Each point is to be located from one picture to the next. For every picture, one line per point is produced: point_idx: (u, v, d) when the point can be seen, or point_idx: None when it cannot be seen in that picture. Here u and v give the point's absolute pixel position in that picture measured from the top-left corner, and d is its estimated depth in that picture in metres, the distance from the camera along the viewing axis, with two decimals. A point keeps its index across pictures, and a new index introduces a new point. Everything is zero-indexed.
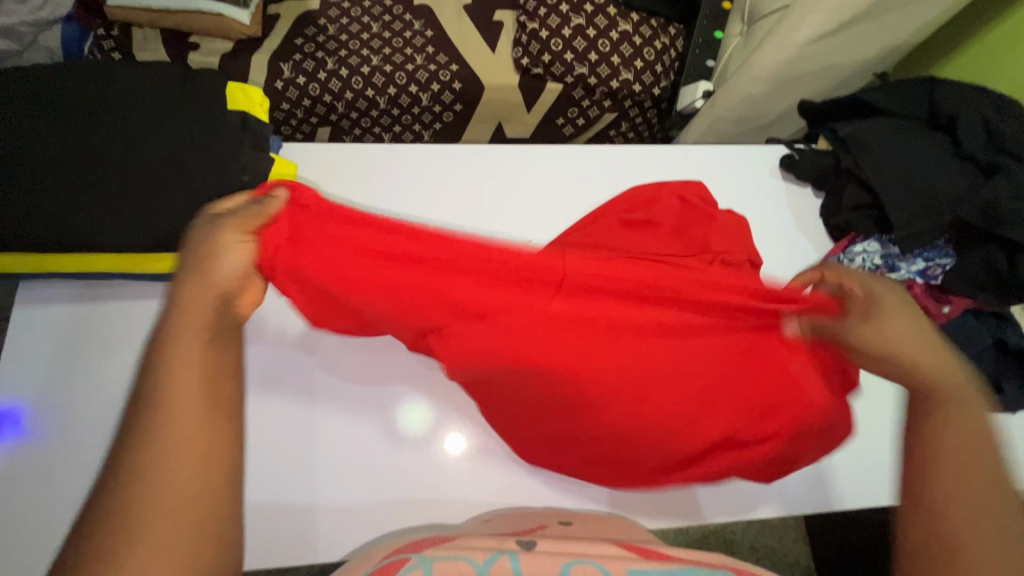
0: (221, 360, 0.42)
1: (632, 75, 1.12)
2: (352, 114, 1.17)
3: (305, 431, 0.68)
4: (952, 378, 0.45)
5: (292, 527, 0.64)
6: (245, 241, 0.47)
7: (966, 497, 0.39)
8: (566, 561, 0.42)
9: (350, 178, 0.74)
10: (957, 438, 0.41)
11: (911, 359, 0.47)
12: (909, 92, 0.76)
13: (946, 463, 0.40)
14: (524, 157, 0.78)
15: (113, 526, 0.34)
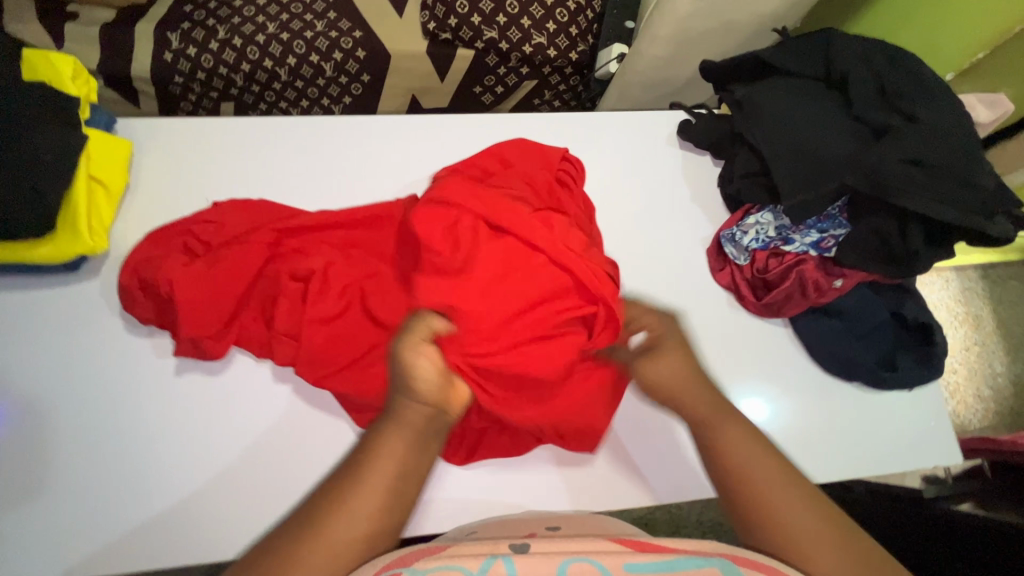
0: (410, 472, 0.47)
1: (545, 38, 1.05)
2: (254, 88, 1.10)
3: (133, 434, 0.58)
4: (683, 389, 0.55)
5: (126, 538, 0.56)
6: (430, 350, 0.51)
7: (792, 497, 0.48)
8: (563, 562, 0.41)
9: (201, 155, 0.68)
10: (744, 445, 0.51)
11: (670, 394, 0.55)
12: (807, 49, 0.70)
13: (747, 472, 0.50)
14: (401, 129, 0.73)
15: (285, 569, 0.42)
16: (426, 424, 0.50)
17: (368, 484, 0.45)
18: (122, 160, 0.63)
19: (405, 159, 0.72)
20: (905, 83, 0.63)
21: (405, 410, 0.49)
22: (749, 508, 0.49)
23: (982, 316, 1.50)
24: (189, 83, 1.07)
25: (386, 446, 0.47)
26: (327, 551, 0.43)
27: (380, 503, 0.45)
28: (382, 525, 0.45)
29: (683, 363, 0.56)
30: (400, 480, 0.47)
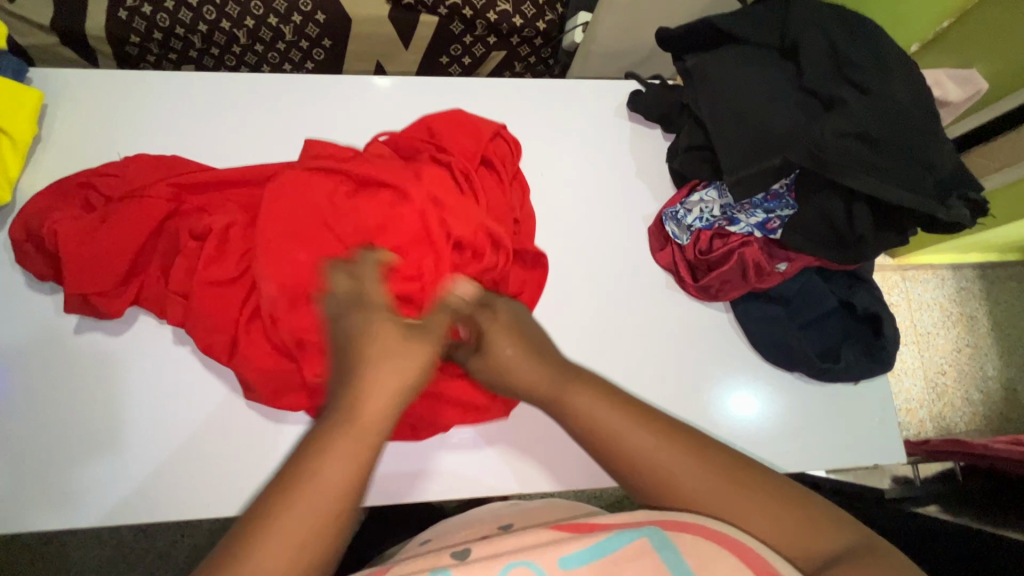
0: (370, 463, 0.39)
1: (510, 5, 1.01)
2: (213, 50, 1.06)
3: (40, 395, 0.58)
4: (541, 384, 0.48)
5: (30, 496, 0.56)
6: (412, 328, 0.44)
7: (686, 467, 0.43)
8: (504, 568, 0.40)
9: (122, 111, 0.65)
10: (615, 424, 0.45)
11: (525, 385, 0.49)
12: (765, 15, 0.65)
13: (629, 457, 0.44)
14: (334, 90, 0.70)
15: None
16: (420, 379, 0.43)
17: (333, 451, 0.38)
18: (32, 112, 0.60)
19: (337, 122, 0.69)
20: (859, 53, 0.59)
21: (378, 386, 0.41)
22: (647, 486, 0.44)
23: (978, 316, 1.40)
24: (146, 43, 1.03)
25: (367, 405, 0.40)
26: (297, 538, 0.35)
27: (353, 471, 0.38)
28: (352, 498, 0.38)
29: (511, 336, 0.51)
30: (376, 445, 0.40)
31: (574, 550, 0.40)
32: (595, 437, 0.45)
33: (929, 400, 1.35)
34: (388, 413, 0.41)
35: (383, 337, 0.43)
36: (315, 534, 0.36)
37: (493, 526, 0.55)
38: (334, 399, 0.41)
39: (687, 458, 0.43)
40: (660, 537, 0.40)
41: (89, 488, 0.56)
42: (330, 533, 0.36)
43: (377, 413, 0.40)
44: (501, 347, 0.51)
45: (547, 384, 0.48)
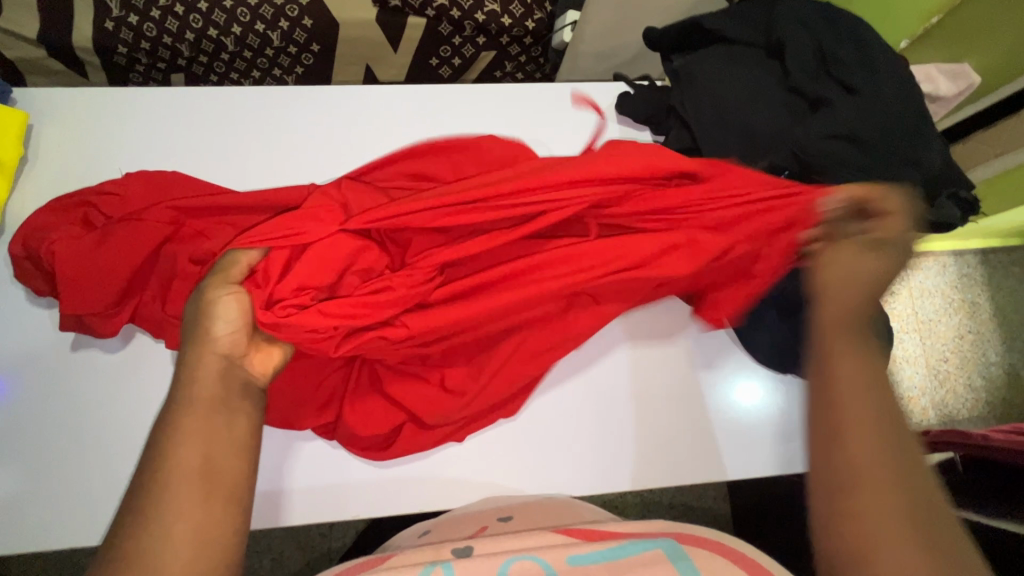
0: (230, 432, 0.41)
1: (498, 6, 1.00)
2: (201, 58, 1.05)
3: (43, 415, 0.58)
4: (857, 274, 0.46)
5: (39, 514, 0.57)
6: (233, 292, 0.47)
7: (873, 456, 0.37)
8: (507, 560, 0.43)
9: (110, 130, 0.65)
10: (847, 368, 0.41)
11: (860, 280, 0.45)
12: (749, 14, 0.65)
13: (835, 388, 0.40)
14: (320, 101, 0.69)
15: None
16: (227, 386, 0.43)
17: (175, 476, 0.37)
18: (17, 131, 0.60)
19: (324, 133, 0.69)
20: (845, 51, 0.58)
21: (200, 369, 0.43)
22: (829, 449, 0.38)
23: (979, 302, 1.40)
24: (134, 54, 1.03)
25: (186, 419, 0.40)
26: (158, 571, 0.34)
27: (200, 483, 0.38)
28: (217, 503, 0.38)
29: (879, 263, 0.47)
30: (216, 453, 0.39)
31: (585, 550, 0.43)
32: (822, 390, 0.41)
33: (931, 388, 1.35)
34: (220, 387, 0.42)
35: (196, 348, 0.44)
36: (191, 554, 0.35)
37: (489, 518, 0.57)
38: (157, 427, 0.40)
39: (858, 425, 0.38)
40: (674, 546, 0.42)
41: (92, 504, 0.57)
42: (203, 548, 0.36)
43: (206, 389, 0.42)
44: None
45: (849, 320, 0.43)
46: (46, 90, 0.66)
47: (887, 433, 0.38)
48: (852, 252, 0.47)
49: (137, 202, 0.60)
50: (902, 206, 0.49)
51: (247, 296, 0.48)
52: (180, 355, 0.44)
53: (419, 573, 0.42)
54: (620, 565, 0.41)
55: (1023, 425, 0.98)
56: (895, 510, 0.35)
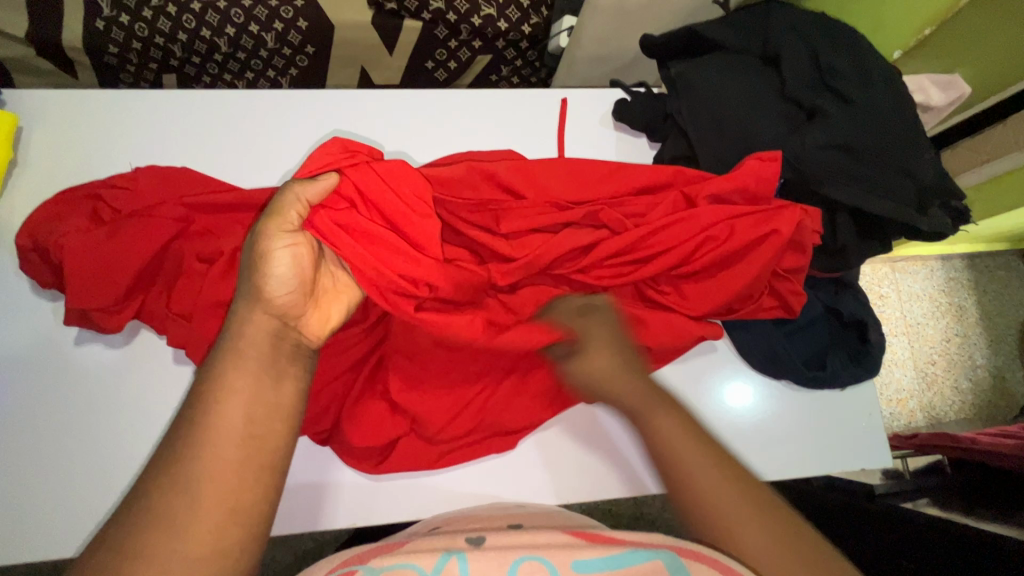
0: (270, 397, 0.42)
1: (495, 10, 1.00)
2: (194, 58, 1.04)
3: (32, 421, 0.57)
4: (625, 381, 0.51)
5: (30, 523, 0.56)
6: (290, 245, 0.46)
7: (751, 504, 0.43)
8: (515, 560, 0.40)
9: (103, 132, 0.64)
10: (671, 433, 0.47)
11: (612, 386, 0.51)
12: (746, 22, 0.65)
13: (670, 451, 0.46)
14: (317, 104, 0.69)
15: (140, 523, 0.36)
16: (276, 349, 0.44)
17: (217, 432, 0.39)
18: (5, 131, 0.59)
19: (320, 136, 0.68)
20: (840, 60, 0.59)
21: (252, 325, 0.44)
22: (681, 488, 0.45)
23: (966, 306, 1.42)
24: (125, 53, 1.01)
25: (231, 375, 0.41)
26: (189, 525, 0.36)
27: (243, 442, 0.40)
28: (251, 468, 0.40)
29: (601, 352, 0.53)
30: (259, 415, 0.41)
31: (592, 556, 0.41)
32: (662, 452, 0.47)
33: (919, 391, 1.37)
34: (268, 350, 0.43)
35: (250, 301, 0.45)
36: (228, 511, 0.38)
37: (500, 521, 0.56)
38: (207, 373, 0.42)
39: (696, 470, 0.45)
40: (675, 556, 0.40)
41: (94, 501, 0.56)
42: (241, 504, 0.39)
43: (255, 348, 0.43)
44: (592, 359, 0.53)
45: (646, 403, 0.49)
46: (36, 90, 0.65)
47: (757, 503, 0.44)
48: (601, 348, 0.53)
49: (146, 197, 0.60)
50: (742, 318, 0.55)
51: (302, 250, 0.47)
52: (234, 304, 0.45)
53: (438, 556, 0.42)
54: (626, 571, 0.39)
55: (1008, 427, 1.00)
56: (783, 547, 0.42)
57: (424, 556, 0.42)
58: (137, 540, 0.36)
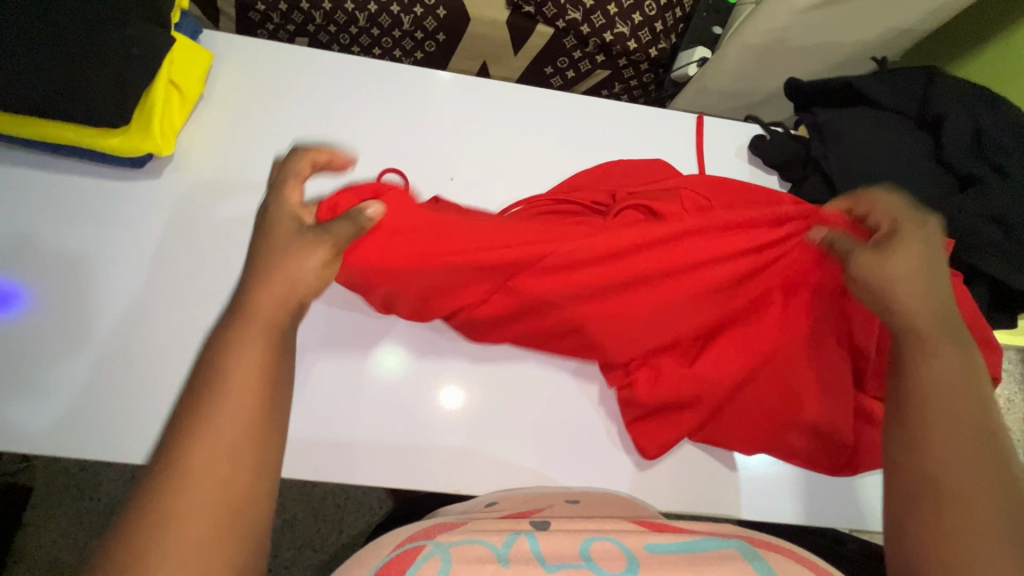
0: (276, 368, 0.38)
1: (627, 29, 1.03)
2: (330, 27, 1.08)
3: (175, 335, 0.60)
4: (923, 298, 0.46)
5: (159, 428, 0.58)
6: (328, 257, 0.45)
7: (956, 446, 0.39)
8: (585, 538, 0.43)
9: (278, 82, 0.69)
10: (942, 376, 0.42)
11: (907, 297, 0.46)
12: (903, 82, 0.67)
13: (931, 396, 0.42)
14: (472, 90, 0.73)
15: (135, 512, 0.31)
16: (290, 320, 0.42)
17: (218, 405, 0.35)
18: (201, 67, 0.64)
19: (471, 119, 0.72)
20: (1004, 135, 0.60)
21: (271, 286, 0.42)
22: (909, 407, 0.42)
23: (1017, 401, 1.38)
24: (269, 12, 1.05)
25: (242, 338, 0.38)
26: (192, 504, 0.32)
27: (248, 414, 0.35)
28: (257, 440, 0.35)
29: (915, 264, 0.47)
30: (271, 393, 0.37)
31: (663, 540, 0.44)
32: (914, 391, 0.43)
33: None
34: (280, 309, 0.41)
35: (270, 285, 0.42)
36: (225, 496, 0.33)
37: (558, 499, 0.58)
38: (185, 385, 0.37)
39: (948, 422, 0.40)
40: (749, 547, 0.42)
41: (162, 398, 0.58)
42: (251, 490, 0.34)
43: (270, 309, 0.41)
44: (887, 270, 0.47)
45: (950, 332, 0.45)
46: (223, 34, 0.69)
47: (985, 446, 0.39)
48: (910, 260, 0.47)
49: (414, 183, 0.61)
50: (938, 264, 0.48)
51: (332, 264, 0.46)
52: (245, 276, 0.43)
53: (506, 538, 0.43)
54: (699, 556, 0.41)
55: None
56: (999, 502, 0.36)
57: (494, 537, 0.43)
58: (119, 541, 0.30)
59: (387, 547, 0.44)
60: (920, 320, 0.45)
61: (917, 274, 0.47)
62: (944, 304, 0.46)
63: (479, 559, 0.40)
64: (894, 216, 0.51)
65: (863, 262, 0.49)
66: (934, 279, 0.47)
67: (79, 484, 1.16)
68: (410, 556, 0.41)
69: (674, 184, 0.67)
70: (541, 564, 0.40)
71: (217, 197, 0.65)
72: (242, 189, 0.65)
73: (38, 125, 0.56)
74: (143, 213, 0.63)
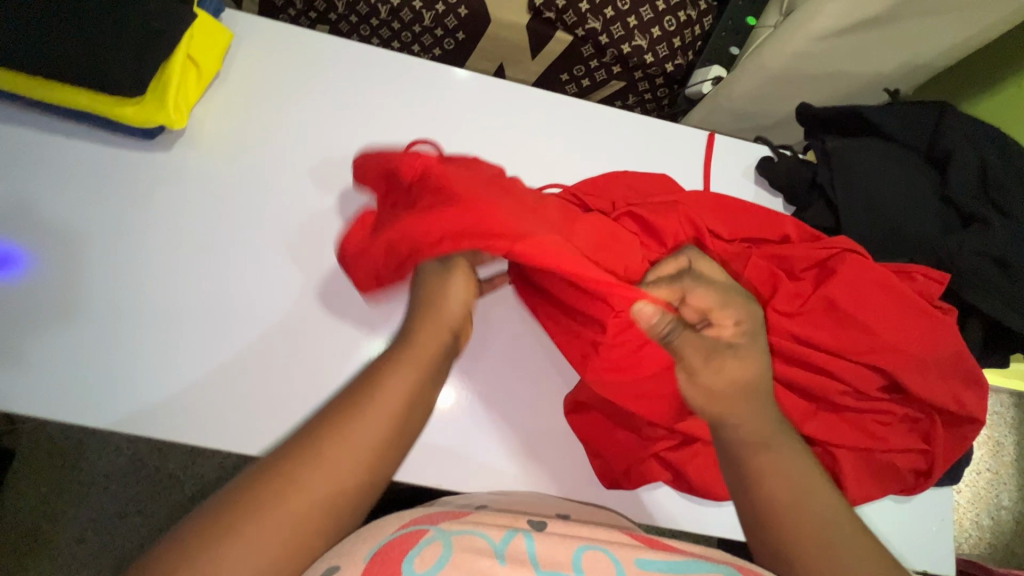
0: (412, 405, 0.45)
1: (646, 43, 1.04)
2: (351, 17, 1.08)
3: (175, 311, 0.61)
4: (738, 405, 0.49)
5: (154, 400, 0.58)
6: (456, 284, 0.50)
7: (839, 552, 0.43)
8: (578, 546, 0.42)
9: (293, 66, 0.69)
10: (792, 471, 0.47)
11: (726, 411, 0.49)
12: (915, 117, 0.68)
13: (797, 491, 0.45)
14: (486, 89, 0.73)
15: (261, 480, 0.39)
16: (440, 362, 0.48)
17: (364, 414, 0.43)
18: (219, 44, 0.64)
19: (483, 119, 0.72)
20: (1010, 176, 0.61)
21: (430, 328, 0.48)
22: (789, 529, 0.44)
23: (1004, 443, 1.37)
24: None
25: (398, 371, 0.45)
26: (310, 483, 0.40)
27: (374, 434, 0.43)
28: (373, 455, 0.42)
29: (742, 366, 0.51)
30: (403, 419, 0.44)
31: (655, 556, 0.42)
32: (782, 511, 0.45)
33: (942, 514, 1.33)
34: (437, 352, 0.48)
35: (426, 334, 0.48)
36: (320, 495, 0.40)
37: (549, 511, 0.55)
38: (378, 363, 0.47)
39: (823, 521, 0.44)
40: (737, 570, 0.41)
41: (148, 363, 0.59)
42: (361, 480, 0.41)
43: (428, 346, 0.47)
44: (722, 372, 0.50)
45: (754, 434, 0.49)
46: (244, 13, 0.70)
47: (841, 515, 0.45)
48: (738, 360, 0.51)
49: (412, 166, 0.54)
50: (754, 319, 0.54)
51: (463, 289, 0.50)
52: (411, 314, 0.50)
53: (504, 533, 0.43)
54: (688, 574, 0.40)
55: None
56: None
57: (491, 530, 0.43)
58: (243, 494, 0.38)
59: (390, 530, 0.43)
60: (738, 419, 0.49)
61: (745, 385, 0.50)
62: (755, 366, 0.52)
63: (477, 550, 0.40)
64: (720, 307, 0.53)
65: (686, 338, 0.51)
66: (758, 361, 0.52)
67: (63, 452, 1.15)
68: (411, 539, 0.41)
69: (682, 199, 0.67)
70: (532, 566, 0.39)
71: (228, 176, 0.65)
72: (251, 170, 0.66)
73: (51, 90, 0.56)
74: (152, 186, 0.64)
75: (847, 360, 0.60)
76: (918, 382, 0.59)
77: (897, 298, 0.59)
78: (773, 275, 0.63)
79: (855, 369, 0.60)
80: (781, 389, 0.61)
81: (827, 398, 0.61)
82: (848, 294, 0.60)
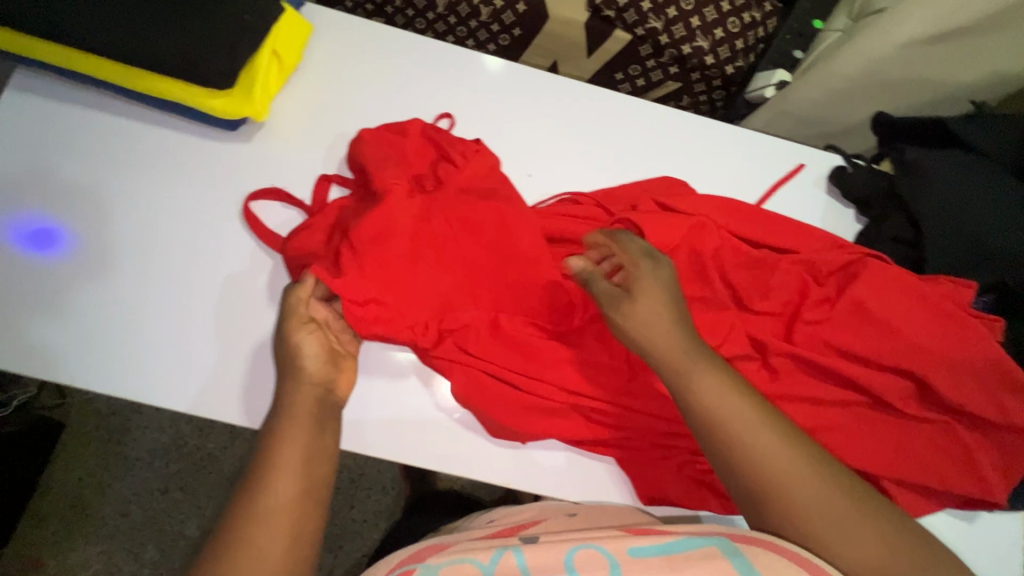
0: (318, 447, 0.50)
1: (707, 44, 1.02)
2: (408, 11, 1.08)
3: (249, 298, 0.62)
4: (671, 349, 0.52)
5: (226, 382, 0.60)
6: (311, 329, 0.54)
7: (799, 494, 0.47)
8: (570, 547, 0.43)
9: (366, 59, 0.70)
10: (742, 420, 0.49)
11: (658, 353, 0.52)
12: (1002, 127, 0.65)
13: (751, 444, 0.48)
14: (554, 90, 0.73)
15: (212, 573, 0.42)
16: (320, 408, 0.52)
17: (279, 470, 0.47)
18: (302, 39, 0.65)
19: (550, 119, 0.72)
20: None
21: (299, 385, 0.52)
22: (754, 486, 0.48)
23: None
24: None
25: (289, 429, 0.50)
26: (264, 543, 0.44)
27: (302, 478, 0.48)
28: (313, 493, 0.48)
29: (653, 305, 0.53)
30: (316, 457, 0.50)
31: (643, 542, 0.43)
32: (746, 470, 0.48)
33: None
34: (314, 393, 0.52)
35: (300, 392, 0.52)
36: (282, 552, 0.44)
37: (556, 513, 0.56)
38: (269, 428, 0.51)
39: (782, 468, 0.48)
40: (727, 542, 0.42)
41: (221, 346, 0.60)
42: (305, 515, 0.47)
43: (301, 395, 0.52)
44: (642, 313, 0.53)
45: (682, 369, 0.51)
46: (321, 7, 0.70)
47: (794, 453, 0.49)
48: (652, 302, 0.53)
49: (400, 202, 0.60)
50: (658, 271, 0.55)
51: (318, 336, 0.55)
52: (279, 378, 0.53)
53: (492, 554, 0.44)
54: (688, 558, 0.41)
55: None
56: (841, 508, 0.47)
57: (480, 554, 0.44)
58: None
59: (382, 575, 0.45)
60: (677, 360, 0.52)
61: (661, 326, 0.53)
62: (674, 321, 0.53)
63: None
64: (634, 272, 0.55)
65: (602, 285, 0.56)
66: (673, 303, 0.54)
67: (109, 428, 1.19)
68: None
69: (722, 209, 0.66)
70: None
71: (300, 167, 0.66)
72: (322, 163, 0.67)
73: (144, 81, 0.58)
74: (228, 176, 0.65)
75: (885, 371, 0.60)
76: (968, 394, 0.58)
77: (924, 308, 0.60)
78: (804, 280, 0.63)
79: (893, 381, 0.60)
80: (843, 403, 0.61)
81: (878, 413, 0.61)
82: (876, 299, 0.61)
